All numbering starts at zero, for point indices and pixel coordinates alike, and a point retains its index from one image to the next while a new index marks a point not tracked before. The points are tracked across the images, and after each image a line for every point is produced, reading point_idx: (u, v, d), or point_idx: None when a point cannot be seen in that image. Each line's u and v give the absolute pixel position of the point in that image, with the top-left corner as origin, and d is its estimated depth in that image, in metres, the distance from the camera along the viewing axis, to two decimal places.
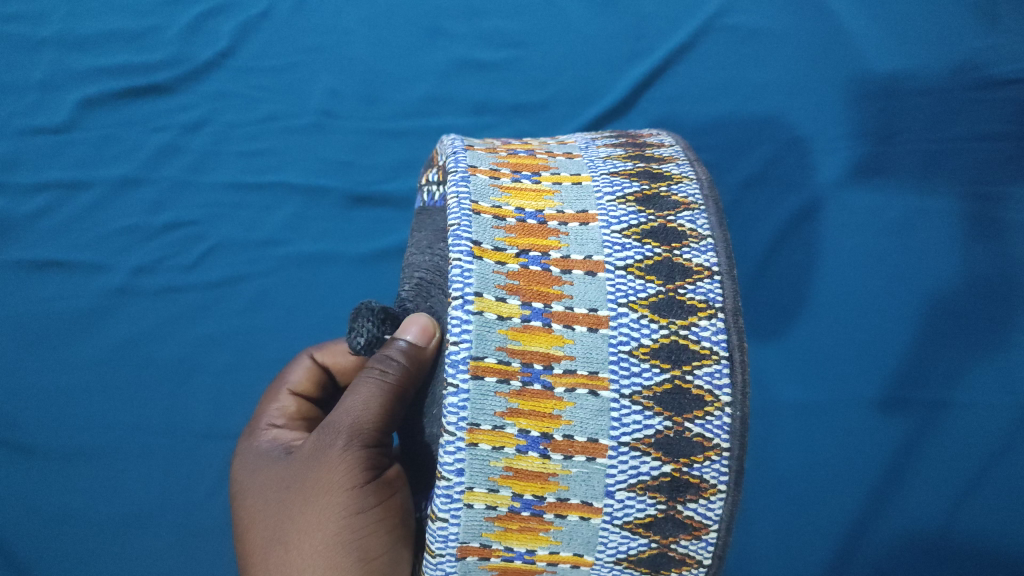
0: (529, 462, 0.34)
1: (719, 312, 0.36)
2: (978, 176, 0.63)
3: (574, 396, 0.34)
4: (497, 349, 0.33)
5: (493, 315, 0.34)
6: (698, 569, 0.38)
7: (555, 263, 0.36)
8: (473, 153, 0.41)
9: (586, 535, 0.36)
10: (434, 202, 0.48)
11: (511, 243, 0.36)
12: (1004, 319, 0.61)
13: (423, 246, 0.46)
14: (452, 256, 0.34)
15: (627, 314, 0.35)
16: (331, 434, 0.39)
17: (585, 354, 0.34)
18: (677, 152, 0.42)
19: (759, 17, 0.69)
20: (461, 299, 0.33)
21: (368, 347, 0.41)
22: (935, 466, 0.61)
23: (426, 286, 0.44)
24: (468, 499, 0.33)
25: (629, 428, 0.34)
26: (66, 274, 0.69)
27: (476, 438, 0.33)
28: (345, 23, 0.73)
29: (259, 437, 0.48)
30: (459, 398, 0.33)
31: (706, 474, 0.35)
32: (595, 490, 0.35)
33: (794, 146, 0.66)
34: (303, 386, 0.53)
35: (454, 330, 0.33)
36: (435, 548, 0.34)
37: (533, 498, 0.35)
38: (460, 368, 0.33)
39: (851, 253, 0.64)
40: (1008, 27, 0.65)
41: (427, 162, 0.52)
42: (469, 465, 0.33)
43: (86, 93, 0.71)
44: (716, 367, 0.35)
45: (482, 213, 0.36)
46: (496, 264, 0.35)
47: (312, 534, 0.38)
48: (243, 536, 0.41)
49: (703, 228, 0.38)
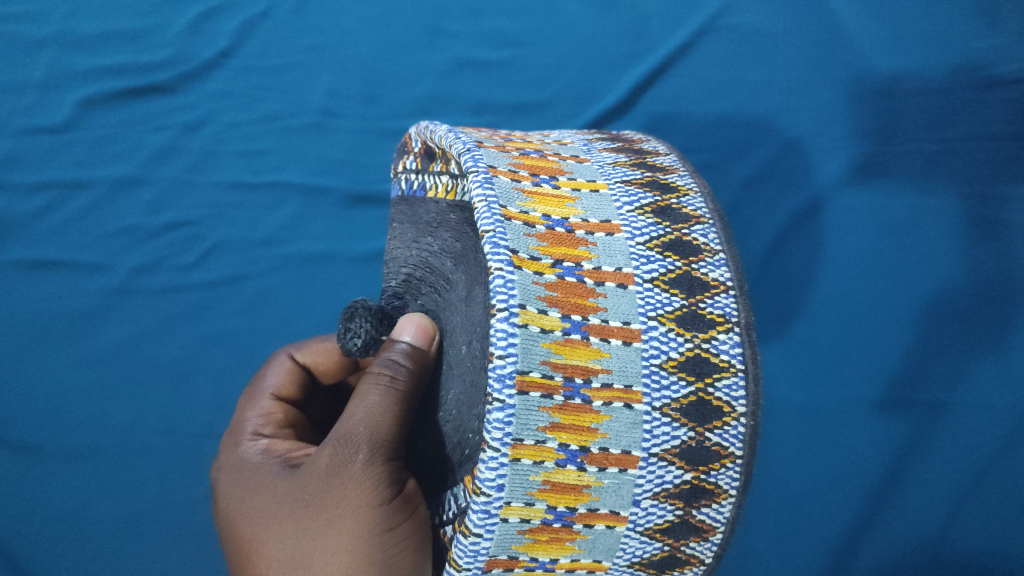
0: (567, 475, 0.33)
1: (735, 326, 0.36)
2: (980, 176, 0.62)
3: (610, 409, 0.33)
4: (542, 363, 0.32)
5: (536, 328, 0.32)
6: (699, 566, 0.39)
7: (588, 275, 0.34)
8: (487, 151, 0.38)
9: (608, 543, 0.36)
10: (414, 191, 0.47)
11: (545, 252, 0.34)
12: (1002, 321, 0.60)
13: (407, 239, 0.47)
14: (492, 266, 0.32)
15: (656, 327, 0.35)
16: (349, 449, 0.36)
17: (620, 368, 0.33)
18: (676, 162, 0.42)
19: (761, 16, 0.68)
20: (506, 312, 0.31)
21: (364, 349, 0.40)
22: (936, 473, 0.60)
23: (415, 282, 0.45)
24: (505, 513, 0.32)
25: (659, 439, 0.34)
26: (65, 274, 0.68)
27: (519, 453, 0.32)
28: (346, 23, 0.73)
29: (248, 449, 0.44)
30: (504, 413, 0.31)
31: (721, 481, 0.36)
32: (623, 499, 0.35)
33: (790, 146, 0.65)
34: (285, 388, 0.50)
35: (500, 344, 0.31)
36: (462, 563, 0.33)
37: (566, 510, 0.34)
38: (506, 383, 0.31)
39: (853, 256, 0.62)
40: (1010, 28, 0.64)
41: (397, 148, 0.50)
42: (510, 481, 0.32)
43: (87, 93, 0.71)
44: (734, 380, 0.36)
45: (513, 219, 0.34)
46: (534, 275, 0.33)
47: (337, 554, 0.34)
48: (251, 560, 0.37)
49: (716, 243, 0.38)
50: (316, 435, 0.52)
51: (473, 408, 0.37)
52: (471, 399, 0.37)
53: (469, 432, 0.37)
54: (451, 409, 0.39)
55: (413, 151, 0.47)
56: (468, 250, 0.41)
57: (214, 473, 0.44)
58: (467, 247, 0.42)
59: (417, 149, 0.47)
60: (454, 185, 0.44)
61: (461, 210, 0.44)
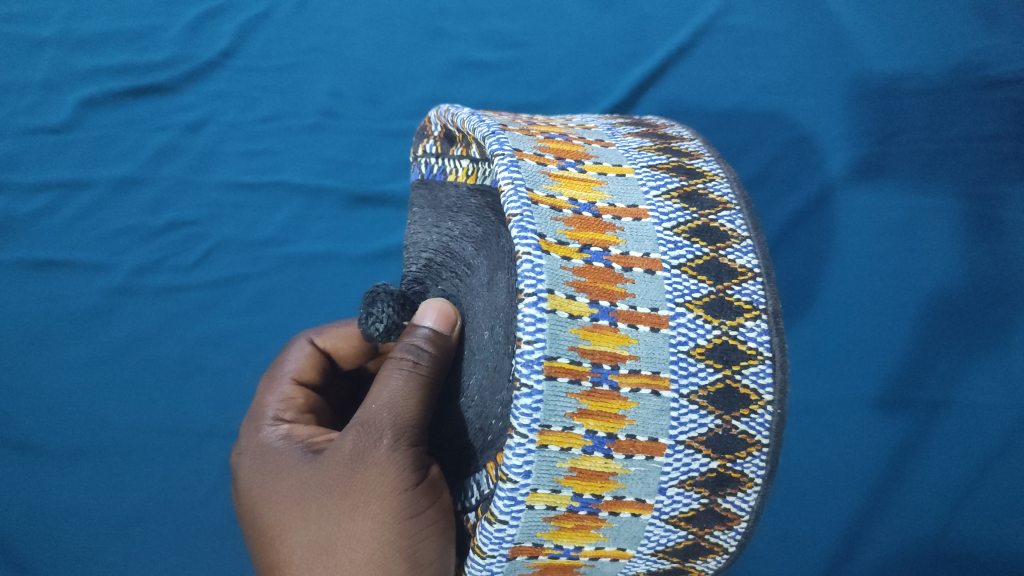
0: (593, 462, 0.33)
1: (763, 313, 0.36)
2: (982, 176, 0.60)
3: (638, 396, 0.33)
4: (570, 348, 0.31)
5: (565, 313, 0.31)
6: (722, 555, 0.39)
7: (616, 260, 0.34)
8: (512, 134, 0.38)
9: (633, 530, 0.36)
10: (433, 175, 0.47)
11: (572, 236, 0.33)
12: (1002, 323, 0.59)
13: (427, 223, 0.46)
14: (520, 250, 0.32)
15: (684, 314, 0.34)
16: (373, 434, 0.36)
17: (648, 355, 0.33)
18: (700, 147, 0.42)
19: (763, 19, 0.67)
20: (535, 297, 0.31)
21: (385, 334, 0.40)
22: (937, 474, 0.60)
23: (436, 267, 0.44)
24: (531, 500, 0.32)
25: (686, 426, 0.34)
26: (65, 275, 0.68)
27: (546, 440, 0.31)
28: (346, 22, 0.72)
29: (269, 434, 0.43)
30: (532, 399, 0.31)
31: (747, 469, 0.36)
32: (649, 487, 0.34)
33: (796, 149, 0.64)
34: (305, 373, 0.50)
35: (528, 329, 0.31)
36: (487, 550, 0.33)
37: (591, 497, 0.33)
38: (534, 369, 0.30)
39: (856, 259, 0.62)
40: (1010, 29, 0.62)
41: (416, 132, 0.49)
42: (537, 467, 0.31)
43: (87, 93, 0.70)
44: (762, 367, 0.35)
45: (540, 202, 0.33)
46: (562, 259, 0.32)
47: (362, 540, 0.34)
48: (273, 547, 0.36)
49: (742, 229, 0.37)
50: (336, 421, 0.52)
51: (496, 394, 0.36)
52: (493, 385, 0.37)
53: (492, 418, 0.36)
54: (474, 394, 0.38)
55: (433, 135, 0.46)
56: (490, 235, 0.41)
57: (235, 458, 0.44)
58: (489, 231, 0.41)
59: (438, 133, 0.46)
60: (474, 169, 0.44)
61: (482, 194, 0.43)
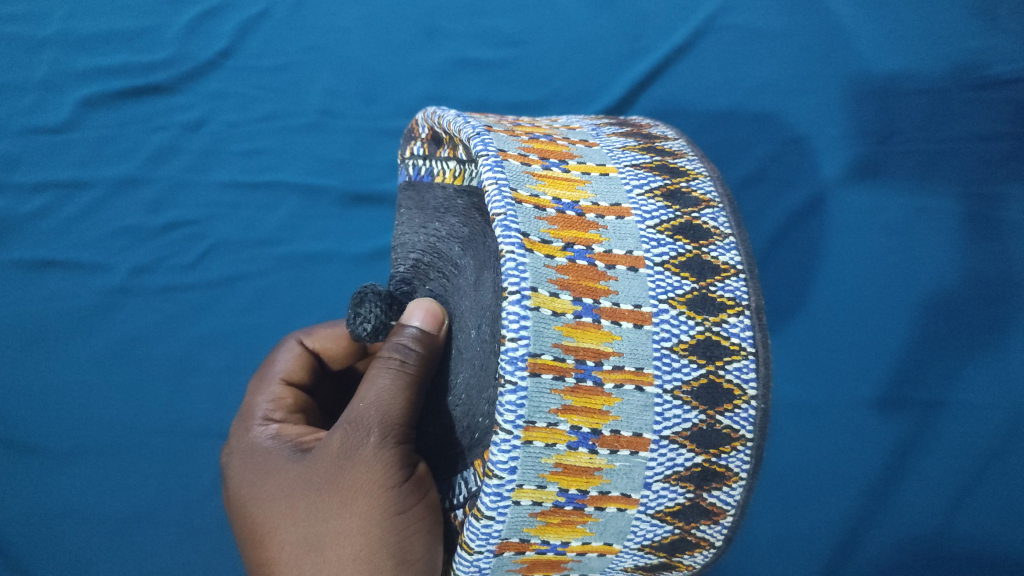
0: (578, 457, 0.33)
1: (746, 309, 0.36)
2: (979, 175, 0.61)
3: (622, 392, 0.33)
4: (553, 345, 0.32)
5: (548, 311, 0.32)
6: (709, 550, 0.39)
7: (599, 258, 0.34)
8: (497, 135, 0.38)
9: (619, 526, 0.36)
10: (421, 177, 0.47)
11: (556, 235, 0.34)
12: (1001, 321, 0.59)
13: (415, 224, 0.46)
14: (504, 249, 0.32)
15: (667, 310, 0.35)
16: (361, 432, 0.36)
17: (632, 351, 0.34)
18: (684, 146, 0.42)
19: (760, 15, 0.68)
20: (518, 295, 0.31)
21: (374, 334, 0.40)
22: (935, 472, 0.60)
23: (423, 267, 0.45)
24: (517, 496, 0.32)
25: (670, 422, 0.34)
26: (64, 274, 0.68)
27: (531, 436, 0.32)
28: (344, 23, 0.72)
29: (259, 434, 0.44)
30: (517, 395, 0.31)
31: (732, 464, 0.36)
32: (634, 482, 0.35)
33: (792, 145, 0.64)
34: (295, 373, 0.50)
35: (512, 327, 0.31)
36: (474, 546, 0.33)
37: (577, 493, 0.34)
38: (518, 366, 0.31)
39: (852, 255, 0.62)
40: (1008, 28, 0.63)
41: (404, 135, 0.50)
42: (522, 463, 0.32)
43: (86, 93, 0.70)
44: (745, 363, 0.36)
45: (524, 202, 0.34)
46: (546, 258, 0.33)
47: (351, 536, 0.34)
48: (263, 545, 0.37)
49: (725, 227, 0.38)
50: (326, 421, 0.52)
51: (483, 392, 0.37)
52: (480, 383, 0.37)
53: (479, 416, 0.37)
54: (461, 392, 0.39)
55: (420, 136, 0.47)
56: (476, 235, 0.41)
57: (225, 458, 0.44)
58: (476, 231, 0.42)
59: (425, 135, 0.47)
60: (461, 170, 0.45)
61: (468, 195, 0.44)
